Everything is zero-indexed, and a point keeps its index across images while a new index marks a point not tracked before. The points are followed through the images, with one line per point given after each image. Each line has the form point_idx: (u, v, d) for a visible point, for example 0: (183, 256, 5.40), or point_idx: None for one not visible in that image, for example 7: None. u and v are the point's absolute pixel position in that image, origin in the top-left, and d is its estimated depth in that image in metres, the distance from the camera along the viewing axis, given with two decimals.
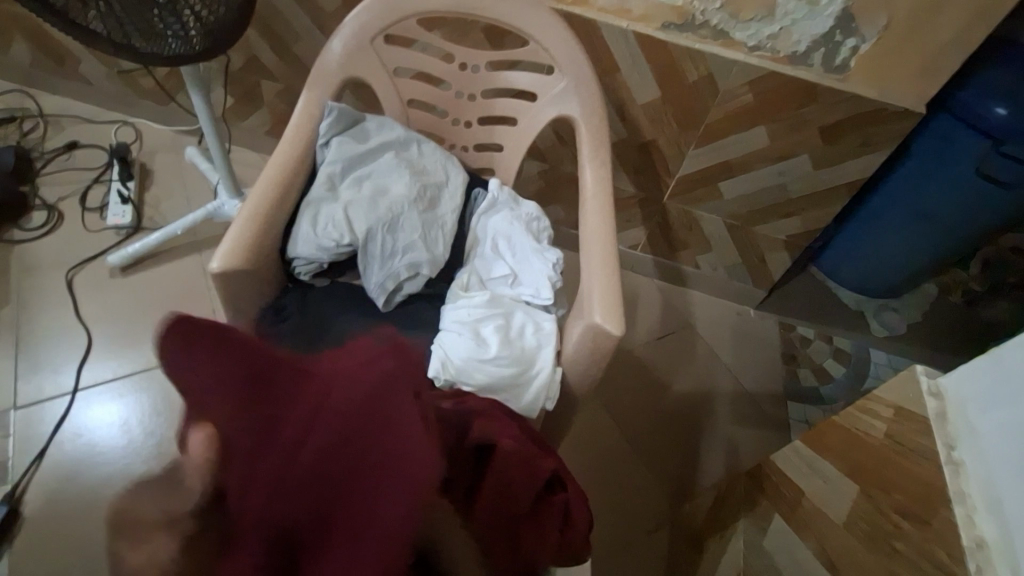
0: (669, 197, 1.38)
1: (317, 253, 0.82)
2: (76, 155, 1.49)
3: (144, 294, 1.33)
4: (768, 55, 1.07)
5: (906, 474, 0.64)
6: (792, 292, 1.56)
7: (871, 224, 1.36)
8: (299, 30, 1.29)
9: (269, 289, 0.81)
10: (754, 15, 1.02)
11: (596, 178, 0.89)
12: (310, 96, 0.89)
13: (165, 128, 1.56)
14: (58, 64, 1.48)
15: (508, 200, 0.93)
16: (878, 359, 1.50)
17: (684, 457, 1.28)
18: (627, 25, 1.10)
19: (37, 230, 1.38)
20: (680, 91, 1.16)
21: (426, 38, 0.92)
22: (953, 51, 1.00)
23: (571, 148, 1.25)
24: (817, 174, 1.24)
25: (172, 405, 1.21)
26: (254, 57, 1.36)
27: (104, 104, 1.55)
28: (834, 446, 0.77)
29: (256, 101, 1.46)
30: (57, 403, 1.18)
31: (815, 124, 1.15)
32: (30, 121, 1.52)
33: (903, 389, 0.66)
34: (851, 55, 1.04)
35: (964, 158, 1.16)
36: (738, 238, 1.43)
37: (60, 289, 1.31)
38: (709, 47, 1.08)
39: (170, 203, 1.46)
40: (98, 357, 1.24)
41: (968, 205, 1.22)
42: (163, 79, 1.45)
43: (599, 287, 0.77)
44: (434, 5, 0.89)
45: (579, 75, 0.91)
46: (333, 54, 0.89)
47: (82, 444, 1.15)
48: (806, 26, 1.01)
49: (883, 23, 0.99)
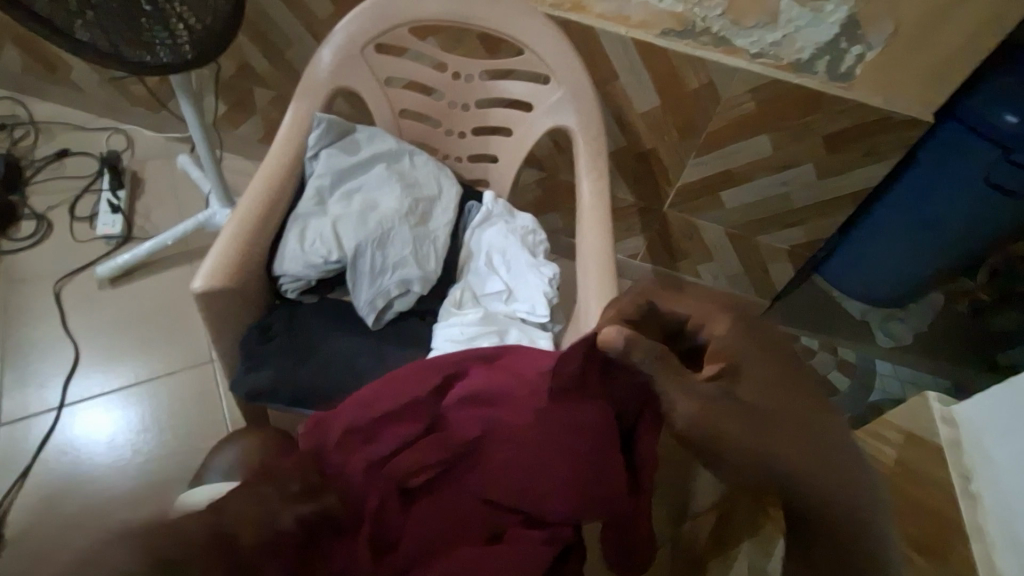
0: (669, 205, 1.35)
1: (304, 271, 0.79)
2: (66, 163, 1.47)
3: (133, 305, 1.30)
4: (770, 62, 1.05)
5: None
6: (796, 300, 1.54)
7: (874, 234, 1.34)
8: (292, 37, 1.26)
9: (257, 308, 0.78)
10: (756, 21, 0.99)
11: (592, 190, 0.87)
12: (298, 107, 0.86)
13: (157, 135, 1.54)
14: (48, 71, 1.46)
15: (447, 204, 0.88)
16: (884, 370, 1.48)
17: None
18: (625, 32, 1.07)
19: (25, 240, 1.35)
20: (680, 99, 1.13)
21: (418, 47, 0.90)
22: (961, 59, 0.98)
23: (568, 156, 1.23)
24: (821, 183, 1.22)
25: (161, 421, 1.18)
26: (247, 64, 1.34)
27: (95, 111, 1.53)
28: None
29: (249, 109, 1.44)
30: (43, 419, 1.15)
31: (820, 133, 1.12)
32: (20, 129, 1.50)
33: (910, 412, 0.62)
34: (856, 63, 1.02)
35: (971, 167, 1.13)
36: (740, 247, 1.40)
37: (48, 301, 1.28)
38: (710, 54, 1.06)
39: (162, 212, 1.44)
40: (86, 370, 1.21)
41: (979, 213, 1.19)
42: (154, 85, 1.42)
43: (596, 303, 0.76)
44: (426, 13, 0.86)
45: (576, 84, 0.88)
46: (322, 65, 0.86)
47: (67, 460, 1.12)
48: (810, 34, 0.99)
49: (890, 30, 0.96)
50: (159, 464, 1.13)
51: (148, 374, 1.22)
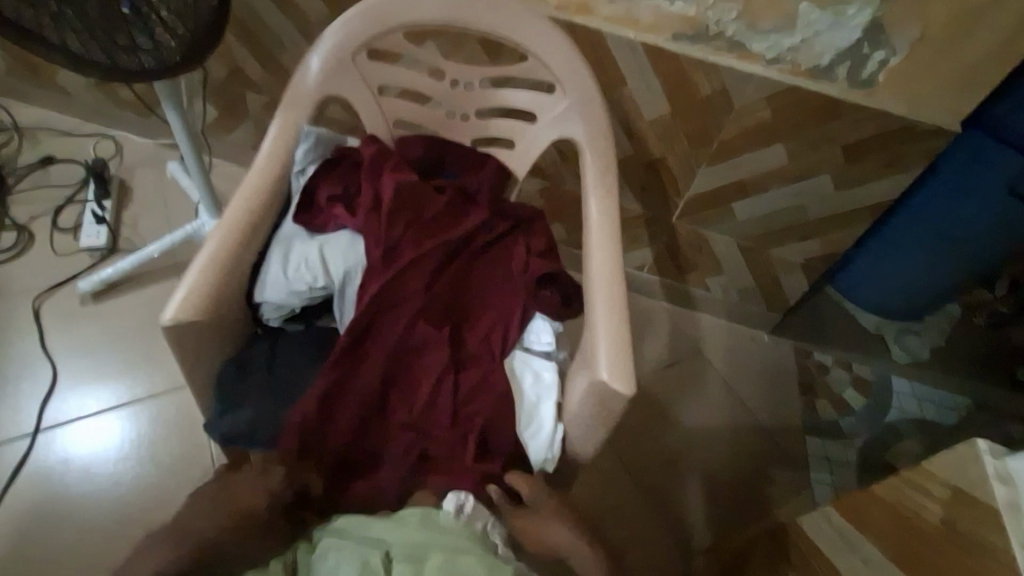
0: (678, 216, 1.29)
1: (288, 298, 0.74)
2: (51, 171, 1.41)
3: (115, 322, 1.24)
4: (787, 68, 0.99)
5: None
6: (806, 313, 1.46)
7: (894, 248, 1.27)
8: (285, 40, 1.21)
9: (237, 337, 0.73)
10: (773, 25, 0.94)
11: (601, 208, 0.81)
12: (285, 118, 0.80)
13: (145, 141, 1.48)
14: (31, 74, 1.40)
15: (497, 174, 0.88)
16: (900, 388, 1.45)
17: (681, 494, 1.21)
18: (634, 36, 1.01)
19: (5, 252, 1.30)
20: (690, 107, 1.08)
21: (414, 53, 0.84)
22: (991, 66, 0.92)
23: (574, 166, 1.17)
24: (838, 195, 1.16)
25: (143, 445, 1.12)
26: (237, 68, 1.28)
27: (83, 116, 1.48)
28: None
29: (241, 114, 1.38)
30: (18, 445, 1.10)
31: (837, 142, 1.06)
32: (4, 135, 1.44)
33: (960, 469, 0.53)
34: (878, 68, 0.96)
35: (996, 177, 1.08)
36: (752, 259, 1.34)
37: (26, 317, 1.22)
38: (724, 60, 1.00)
39: (148, 222, 1.38)
40: (64, 391, 1.15)
41: (1003, 225, 1.14)
42: (142, 91, 1.36)
43: (604, 330, 0.70)
44: (421, 18, 0.80)
45: (583, 93, 0.82)
46: (310, 73, 0.81)
47: (43, 489, 1.07)
48: (832, 38, 0.93)
49: (916, 35, 0.90)
50: (141, 492, 1.08)
51: (128, 396, 1.16)
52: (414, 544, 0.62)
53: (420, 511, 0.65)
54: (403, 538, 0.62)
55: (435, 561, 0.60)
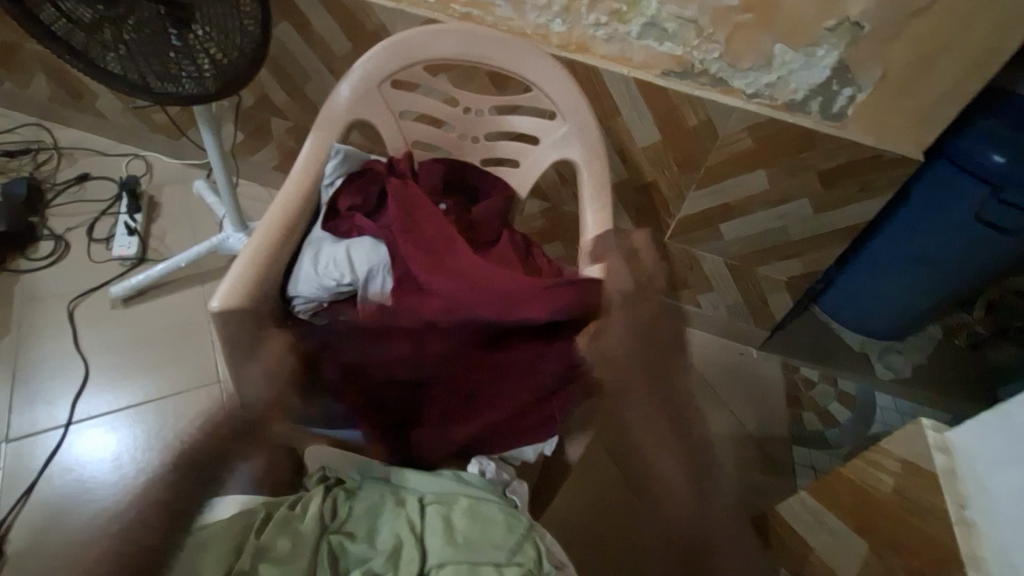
0: (670, 236, 1.39)
1: (317, 293, 0.84)
2: (86, 187, 1.52)
3: (142, 327, 1.32)
4: (766, 102, 1.10)
5: (929, 541, 0.63)
6: (798, 330, 1.56)
7: (872, 269, 1.36)
8: (311, 71, 1.33)
9: (267, 329, 0.82)
10: (751, 64, 1.05)
11: (595, 221, 0.91)
12: (316, 138, 0.91)
13: (174, 161, 1.59)
14: (74, 99, 1.52)
15: (508, 191, 0.98)
16: (885, 404, 1.48)
17: None
18: (628, 71, 1.13)
19: (42, 260, 1.39)
20: (680, 135, 1.19)
21: (431, 83, 0.95)
22: (948, 102, 1.02)
23: (572, 188, 1.28)
24: (815, 218, 1.25)
25: (167, 439, 1.19)
26: (265, 96, 1.40)
27: (118, 138, 1.59)
28: (855, 509, 0.75)
29: (266, 137, 1.50)
30: (51, 437, 1.17)
31: (814, 169, 1.16)
32: (44, 153, 1.56)
33: (909, 442, 0.66)
34: (847, 103, 1.07)
35: (963, 204, 1.17)
36: (740, 278, 1.42)
37: (61, 320, 1.31)
38: (708, 94, 1.11)
39: (176, 235, 1.48)
40: (94, 389, 1.23)
41: (974, 249, 1.22)
42: (176, 115, 1.48)
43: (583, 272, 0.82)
44: (438, 53, 0.91)
45: (581, 120, 0.92)
46: (340, 99, 0.92)
47: (71, 479, 1.13)
48: (803, 76, 1.04)
49: (878, 75, 1.01)
50: None
51: (155, 393, 1.24)
52: (443, 494, 0.73)
53: (453, 472, 0.76)
54: (434, 488, 0.74)
55: (460, 507, 0.71)
